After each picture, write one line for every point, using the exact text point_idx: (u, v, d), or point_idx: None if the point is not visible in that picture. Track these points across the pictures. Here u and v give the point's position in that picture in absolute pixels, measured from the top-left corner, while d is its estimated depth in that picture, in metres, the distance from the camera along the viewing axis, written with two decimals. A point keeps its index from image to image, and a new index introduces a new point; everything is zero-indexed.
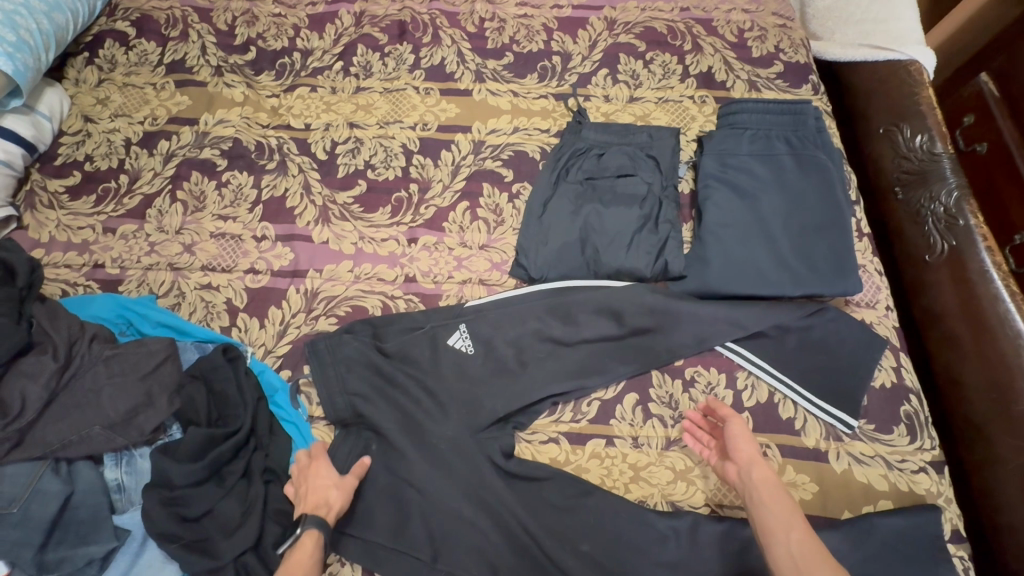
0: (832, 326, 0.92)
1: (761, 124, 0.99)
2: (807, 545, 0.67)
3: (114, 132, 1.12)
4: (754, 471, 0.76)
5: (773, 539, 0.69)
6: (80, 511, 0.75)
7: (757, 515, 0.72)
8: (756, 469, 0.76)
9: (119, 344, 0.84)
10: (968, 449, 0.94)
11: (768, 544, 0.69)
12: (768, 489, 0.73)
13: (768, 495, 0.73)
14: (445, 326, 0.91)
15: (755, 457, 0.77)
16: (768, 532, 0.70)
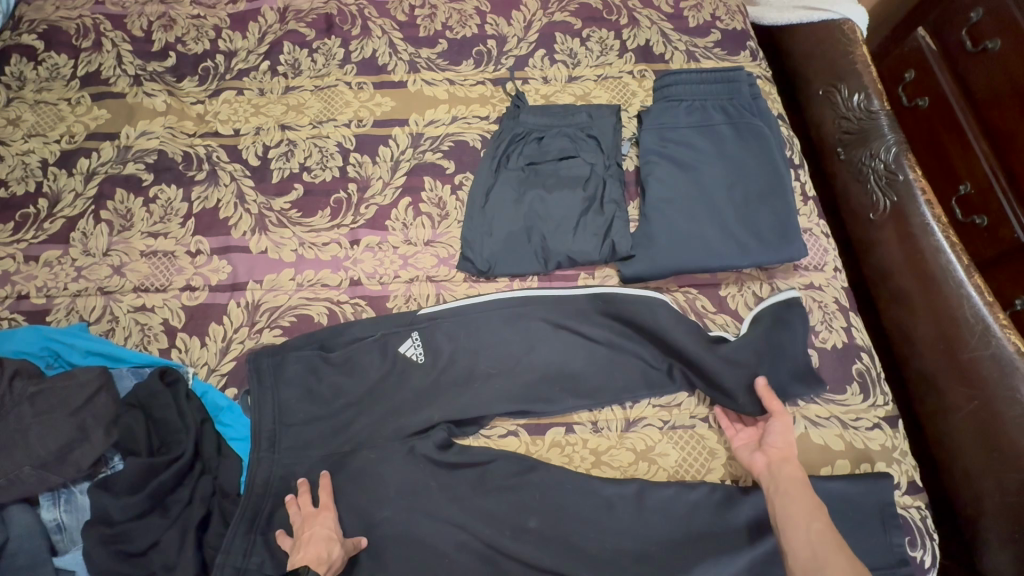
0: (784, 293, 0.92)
1: (697, 94, 0.97)
2: (826, 535, 0.68)
3: (29, 154, 1.06)
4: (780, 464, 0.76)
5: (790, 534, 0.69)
6: (17, 557, 0.72)
7: (779, 505, 0.73)
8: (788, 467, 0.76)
9: (45, 379, 0.80)
10: (923, 400, 0.96)
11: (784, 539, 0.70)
12: (797, 489, 0.73)
13: (795, 489, 0.73)
14: (398, 332, 0.89)
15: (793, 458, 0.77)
16: (788, 520, 0.71)
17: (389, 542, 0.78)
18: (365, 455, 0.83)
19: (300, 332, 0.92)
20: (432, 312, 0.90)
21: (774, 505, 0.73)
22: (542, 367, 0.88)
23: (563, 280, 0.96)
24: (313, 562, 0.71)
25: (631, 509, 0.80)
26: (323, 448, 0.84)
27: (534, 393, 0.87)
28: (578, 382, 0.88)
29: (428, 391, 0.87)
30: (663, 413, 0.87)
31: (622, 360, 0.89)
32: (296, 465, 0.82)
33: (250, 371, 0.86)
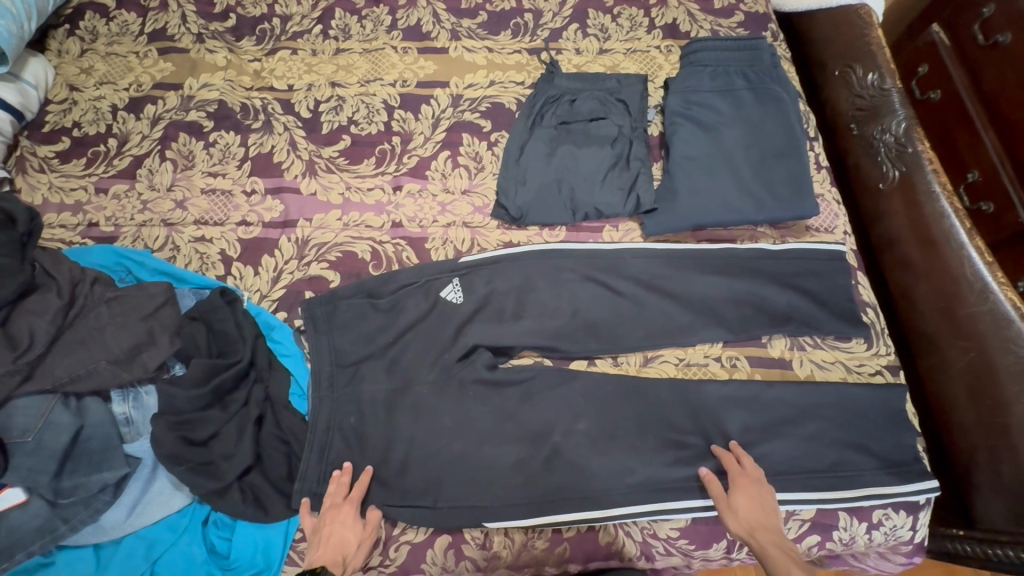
0: (796, 247, 0.97)
1: (721, 61, 1.04)
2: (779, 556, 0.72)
3: (100, 100, 1.15)
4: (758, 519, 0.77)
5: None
6: (92, 442, 0.80)
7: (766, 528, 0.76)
8: (764, 535, 0.75)
9: (119, 288, 0.88)
10: (922, 360, 1.03)
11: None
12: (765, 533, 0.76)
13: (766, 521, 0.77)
14: (439, 277, 0.95)
15: (775, 527, 0.77)
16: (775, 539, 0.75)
17: (422, 453, 0.86)
18: (401, 376, 0.90)
19: (346, 266, 1.00)
20: (473, 260, 0.96)
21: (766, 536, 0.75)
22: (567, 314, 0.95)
23: (590, 231, 1.03)
24: (330, 560, 0.73)
25: (643, 433, 0.87)
26: (365, 367, 0.91)
27: (559, 335, 0.93)
28: (601, 331, 0.94)
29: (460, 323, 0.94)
30: (678, 351, 0.94)
31: (645, 308, 0.95)
32: (341, 381, 0.90)
33: (305, 318, 0.93)
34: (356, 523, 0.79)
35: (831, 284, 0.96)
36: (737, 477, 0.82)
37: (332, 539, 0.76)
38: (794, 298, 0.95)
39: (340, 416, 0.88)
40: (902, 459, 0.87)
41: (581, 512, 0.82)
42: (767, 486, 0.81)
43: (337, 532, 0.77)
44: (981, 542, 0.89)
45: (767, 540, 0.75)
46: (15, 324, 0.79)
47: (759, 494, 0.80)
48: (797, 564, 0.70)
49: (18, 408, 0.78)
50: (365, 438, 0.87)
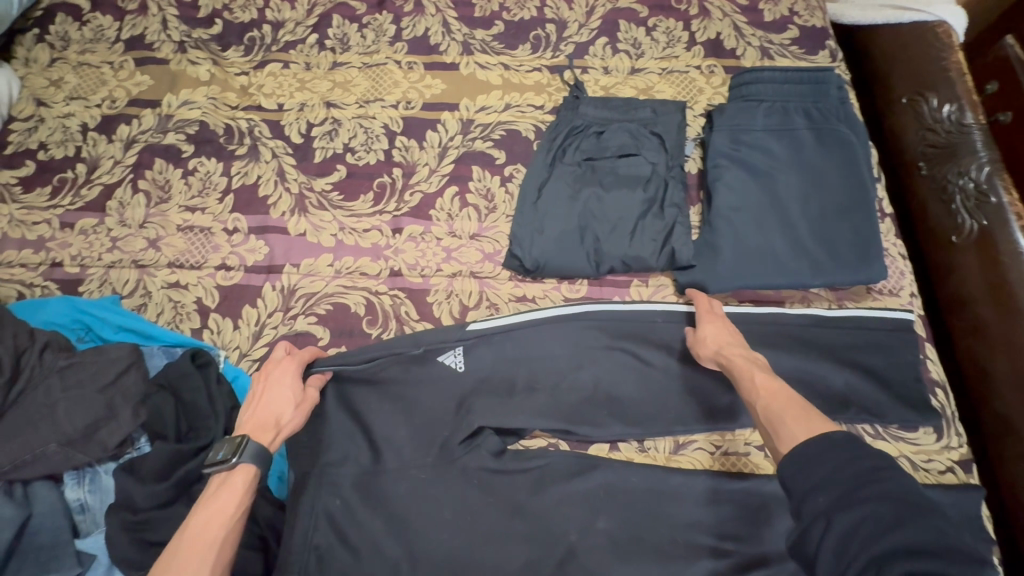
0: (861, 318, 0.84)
1: (779, 94, 0.89)
2: (770, 381, 0.67)
3: (70, 117, 1.03)
4: (730, 346, 0.76)
5: (750, 384, 0.69)
6: (39, 536, 0.69)
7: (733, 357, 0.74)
8: (730, 352, 0.74)
9: (76, 352, 0.76)
10: (996, 444, 0.89)
11: (745, 392, 0.68)
12: (733, 351, 0.75)
13: (728, 340, 0.77)
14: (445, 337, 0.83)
15: (740, 344, 0.76)
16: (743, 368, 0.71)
17: (418, 552, 0.74)
18: (397, 458, 0.78)
19: (335, 321, 0.88)
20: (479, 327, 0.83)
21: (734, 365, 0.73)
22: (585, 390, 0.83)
23: (615, 286, 0.90)
24: (261, 422, 0.71)
25: (676, 539, 0.74)
26: (357, 446, 0.80)
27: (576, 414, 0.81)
28: (627, 410, 0.82)
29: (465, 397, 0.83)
30: (715, 438, 0.82)
31: (678, 385, 0.83)
32: (327, 462, 0.78)
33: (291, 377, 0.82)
34: (295, 384, 0.75)
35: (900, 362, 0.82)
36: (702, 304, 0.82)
37: (266, 400, 0.73)
38: (853, 378, 0.82)
39: (326, 504, 0.76)
40: None
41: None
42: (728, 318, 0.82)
43: (273, 391, 0.74)
44: None
45: (733, 352, 0.75)
46: None
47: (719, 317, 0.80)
48: (759, 368, 0.71)
49: None
50: (353, 533, 0.75)
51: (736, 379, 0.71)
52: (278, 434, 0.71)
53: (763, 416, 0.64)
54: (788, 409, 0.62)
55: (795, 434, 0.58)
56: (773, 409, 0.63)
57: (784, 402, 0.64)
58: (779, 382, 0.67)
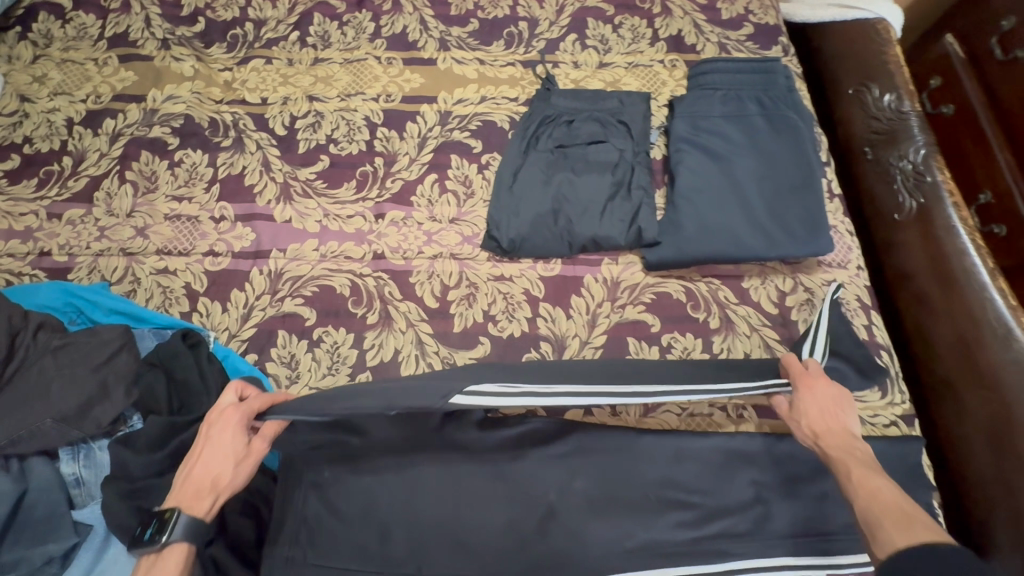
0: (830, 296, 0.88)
1: (731, 84, 0.97)
2: (873, 478, 0.65)
3: (55, 112, 1.05)
4: (831, 438, 0.71)
5: (848, 483, 0.66)
6: (36, 509, 0.72)
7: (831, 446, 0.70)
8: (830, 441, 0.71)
9: (69, 333, 0.79)
10: (937, 404, 0.96)
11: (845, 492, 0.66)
12: (835, 440, 0.71)
13: (826, 427, 0.72)
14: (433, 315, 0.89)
15: (845, 430, 0.72)
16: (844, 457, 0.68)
17: (404, 514, 0.78)
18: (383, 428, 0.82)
19: (322, 303, 0.92)
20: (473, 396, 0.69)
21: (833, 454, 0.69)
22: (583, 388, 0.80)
23: (587, 265, 0.96)
24: (197, 489, 0.67)
25: (646, 493, 0.81)
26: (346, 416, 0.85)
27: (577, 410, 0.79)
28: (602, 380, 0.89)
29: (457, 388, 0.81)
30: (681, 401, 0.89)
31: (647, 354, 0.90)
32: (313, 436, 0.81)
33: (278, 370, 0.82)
34: (234, 441, 0.70)
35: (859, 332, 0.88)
36: (801, 375, 0.76)
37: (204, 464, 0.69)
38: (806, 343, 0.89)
39: (316, 473, 0.80)
40: None
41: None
42: (839, 387, 0.76)
43: (211, 454, 0.69)
44: None
45: (833, 445, 0.71)
46: None
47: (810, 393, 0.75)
48: (862, 463, 0.67)
49: None
50: (342, 498, 0.79)
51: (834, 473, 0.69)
52: (217, 498, 0.67)
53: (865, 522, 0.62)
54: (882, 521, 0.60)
55: (894, 538, 0.58)
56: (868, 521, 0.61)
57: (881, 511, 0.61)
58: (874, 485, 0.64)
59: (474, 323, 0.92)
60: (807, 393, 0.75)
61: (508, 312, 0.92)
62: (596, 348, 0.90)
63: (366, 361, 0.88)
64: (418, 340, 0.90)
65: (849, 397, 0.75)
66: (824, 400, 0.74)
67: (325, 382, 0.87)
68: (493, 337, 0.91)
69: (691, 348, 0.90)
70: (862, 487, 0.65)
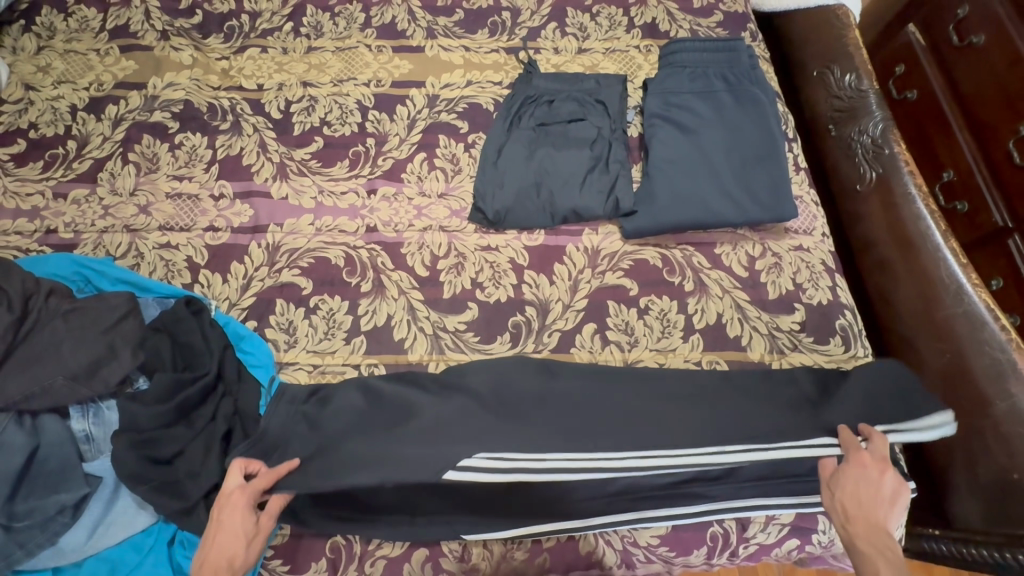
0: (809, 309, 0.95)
1: (699, 62, 1.04)
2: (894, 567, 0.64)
3: (59, 100, 1.10)
4: (865, 523, 0.70)
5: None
6: (48, 462, 0.76)
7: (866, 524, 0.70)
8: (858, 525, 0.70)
9: (78, 299, 0.84)
10: (899, 361, 1.02)
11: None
12: (869, 522, 0.70)
13: (868, 509, 0.71)
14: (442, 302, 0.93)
15: (883, 521, 0.70)
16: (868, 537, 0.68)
17: None
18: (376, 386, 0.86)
19: (318, 273, 0.97)
20: (475, 463, 0.73)
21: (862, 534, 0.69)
22: (578, 412, 0.85)
23: (569, 234, 1.01)
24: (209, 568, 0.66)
25: None
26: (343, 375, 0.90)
27: (577, 432, 0.81)
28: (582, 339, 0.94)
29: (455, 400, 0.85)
30: (659, 356, 0.93)
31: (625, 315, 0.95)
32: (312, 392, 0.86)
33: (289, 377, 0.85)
34: (245, 513, 0.71)
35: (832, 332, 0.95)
36: (859, 455, 0.76)
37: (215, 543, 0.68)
38: None
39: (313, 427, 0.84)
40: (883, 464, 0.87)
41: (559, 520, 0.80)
42: (897, 479, 0.73)
43: (225, 531, 0.69)
44: (958, 542, 0.88)
45: (865, 527, 0.69)
46: None
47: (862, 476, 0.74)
48: (890, 555, 0.66)
49: None
50: None
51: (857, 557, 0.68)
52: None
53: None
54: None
55: None
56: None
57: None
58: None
59: (462, 290, 0.97)
60: (857, 471, 0.74)
61: (495, 279, 0.98)
62: (577, 311, 0.96)
63: (361, 326, 0.93)
64: (409, 306, 0.95)
65: (901, 492, 0.73)
66: (871, 481, 0.73)
67: (321, 346, 0.92)
68: (480, 303, 0.96)
69: (667, 310, 0.96)
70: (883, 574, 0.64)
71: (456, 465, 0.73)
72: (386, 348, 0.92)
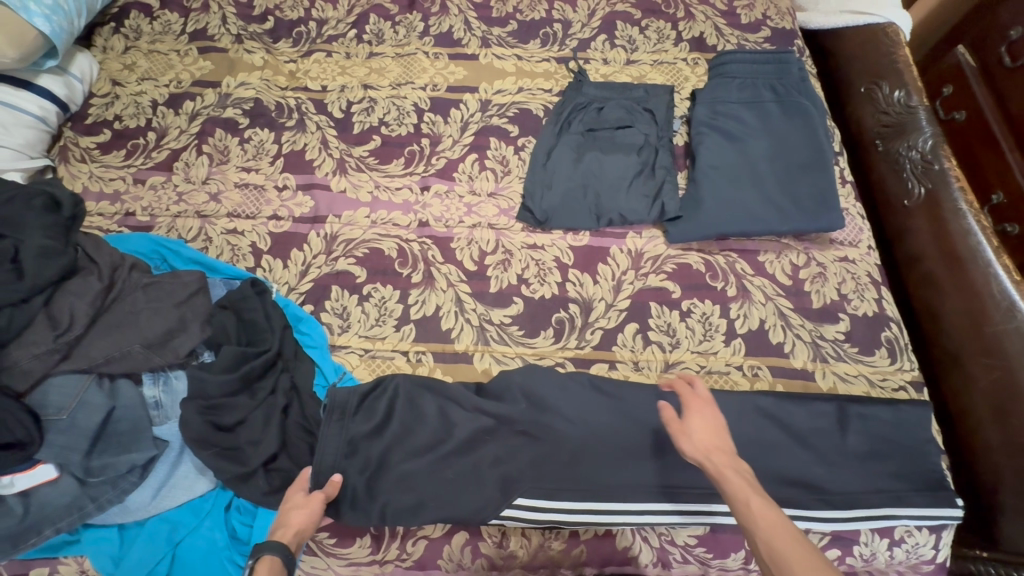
0: (851, 322, 0.96)
1: (749, 74, 1.07)
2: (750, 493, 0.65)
3: (141, 95, 1.19)
4: (718, 455, 0.70)
5: (745, 510, 0.63)
6: (121, 423, 0.81)
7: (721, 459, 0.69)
8: (720, 458, 0.69)
9: (155, 275, 0.90)
10: (947, 378, 1.00)
11: (739, 513, 0.64)
12: (713, 455, 0.70)
13: (711, 442, 0.72)
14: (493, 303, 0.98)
15: (729, 450, 0.71)
16: (717, 469, 0.69)
17: (443, 446, 0.84)
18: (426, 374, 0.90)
19: (372, 263, 1.01)
20: (514, 512, 0.81)
21: (718, 467, 0.68)
22: (620, 413, 0.87)
23: (613, 237, 1.04)
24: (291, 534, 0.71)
25: (666, 437, 0.86)
26: (392, 361, 0.94)
27: (618, 440, 0.85)
28: (624, 339, 0.96)
29: (501, 389, 0.88)
30: (700, 358, 0.94)
31: (666, 317, 0.97)
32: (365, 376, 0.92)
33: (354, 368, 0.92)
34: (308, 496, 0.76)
35: (876, 344, 0.95)
36: (692, 401, 0.77)
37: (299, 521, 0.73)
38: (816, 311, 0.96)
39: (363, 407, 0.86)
40: (929, 477, 0.85)
41: (595, 502, 0.82)
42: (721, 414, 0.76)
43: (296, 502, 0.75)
44: (1006, 565, 0.84)
45: (724, 461, 0.69)
46: (56, 305, 0.81)
47: (704, 426, 0.73)
48: (752, 486, 0.66)
49: (54, 386, 0.79)
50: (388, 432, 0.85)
51: (726, 492, 0.67)
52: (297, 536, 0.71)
53: (762, 547, 0.60)
54: (777, 534, 0.60)
55: None
56: (762, 538, 0.60)
57: (775, 525, 0.61)
58: (768, 496, 0.65)
59: (509, 285, 1.00)
60: (694, 415, 0.75)
61: (540, 276, 1.01)
62: (620, 310, 0.98)
63: (410, 315, 0.97)
64: (458, 298, 0.99)
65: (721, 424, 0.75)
66: (708, 423, 0.74)
67: (373, 331, 0.96)
68: (525, 298, 0.99)
69: (709, 314, 0.97)
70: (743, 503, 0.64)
71: (499, 513, 0.81)
72: (433, 337, 0.96)
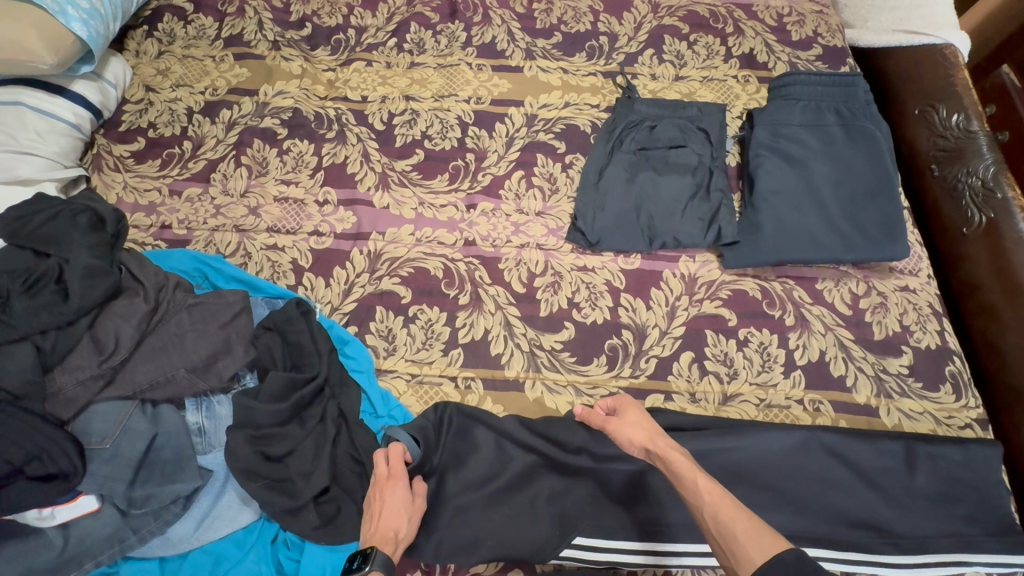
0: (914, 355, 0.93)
1: (812, 96, 1.04)
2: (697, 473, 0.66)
3: (176, 102, 1.15)
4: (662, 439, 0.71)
5: (692, 488, 0.65)
6: (164, 451, 0.78)
7: (662, 446, 0.70)
8: (661, 442, 0.71)
9: (199, 294, 0.87)
10: (1009, 415, 0.96)
11: (686, 492, 0.66)
12: (658, 439, 0.71)
13: (649, 430, 0.73)
14: (544, 327, 0.95)
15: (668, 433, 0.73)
16: (663, 453, 0.69)
17: (497, 480, 0.81)
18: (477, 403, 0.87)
19: (417, 283, 0.98)
20: (573, 552, 0.77)
21: (661, 453, 0.70)
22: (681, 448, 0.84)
23: (666, 260, 1.00)
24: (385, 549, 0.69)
25: (729, 475, 0.82)
26: (440, 388, 0.91)
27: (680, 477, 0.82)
28: (680, 368, 0.92)
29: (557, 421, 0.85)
30: (759, 391, 0.91)
31: (722, 346, 0.94)
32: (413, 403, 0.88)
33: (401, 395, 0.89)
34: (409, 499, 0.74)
35: (941, 378, 0.92)
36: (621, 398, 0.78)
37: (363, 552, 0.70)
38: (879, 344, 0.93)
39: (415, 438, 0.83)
40: (1001, 521, 0.82)
41: (656, 543, 0.78)
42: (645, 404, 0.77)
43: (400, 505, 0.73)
44: None
45: (667, 444, 0.71)
46: (101, 327, 0.79)
47: (642, 414, 0.75)
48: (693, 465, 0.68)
49: (98, 413, 0.77)
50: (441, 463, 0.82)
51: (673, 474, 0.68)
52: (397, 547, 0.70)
53: (711, 523, 0.62)
54: (723, 505, 0.62)
55: (752, 554, 0.58)
56: (711, 514, 0.62)
57: (721, 497, 0.63)
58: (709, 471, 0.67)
59: (559, 309, 0.97)
60: (630, 407, 0.76)
61: (592, 300, 0.97)
62: (675, 338, 0.94)
63: (458, 339, 0.94)
64: (507, 322, 0.95)
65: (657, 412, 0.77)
66: (641, 412, 0.76)
67: (420, 355, 0.93)
68: (577, 323, 0.96)
69: (767, 343, 0.94)
70: (693, 487, 0.65)
71: (558, 553, 0.77)
72: (483, 362, 0.92)
